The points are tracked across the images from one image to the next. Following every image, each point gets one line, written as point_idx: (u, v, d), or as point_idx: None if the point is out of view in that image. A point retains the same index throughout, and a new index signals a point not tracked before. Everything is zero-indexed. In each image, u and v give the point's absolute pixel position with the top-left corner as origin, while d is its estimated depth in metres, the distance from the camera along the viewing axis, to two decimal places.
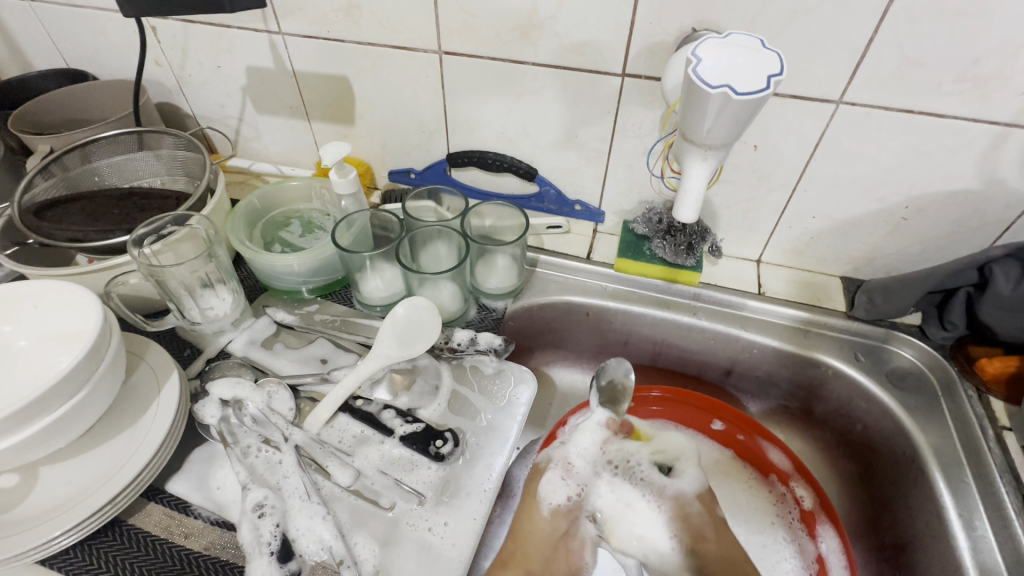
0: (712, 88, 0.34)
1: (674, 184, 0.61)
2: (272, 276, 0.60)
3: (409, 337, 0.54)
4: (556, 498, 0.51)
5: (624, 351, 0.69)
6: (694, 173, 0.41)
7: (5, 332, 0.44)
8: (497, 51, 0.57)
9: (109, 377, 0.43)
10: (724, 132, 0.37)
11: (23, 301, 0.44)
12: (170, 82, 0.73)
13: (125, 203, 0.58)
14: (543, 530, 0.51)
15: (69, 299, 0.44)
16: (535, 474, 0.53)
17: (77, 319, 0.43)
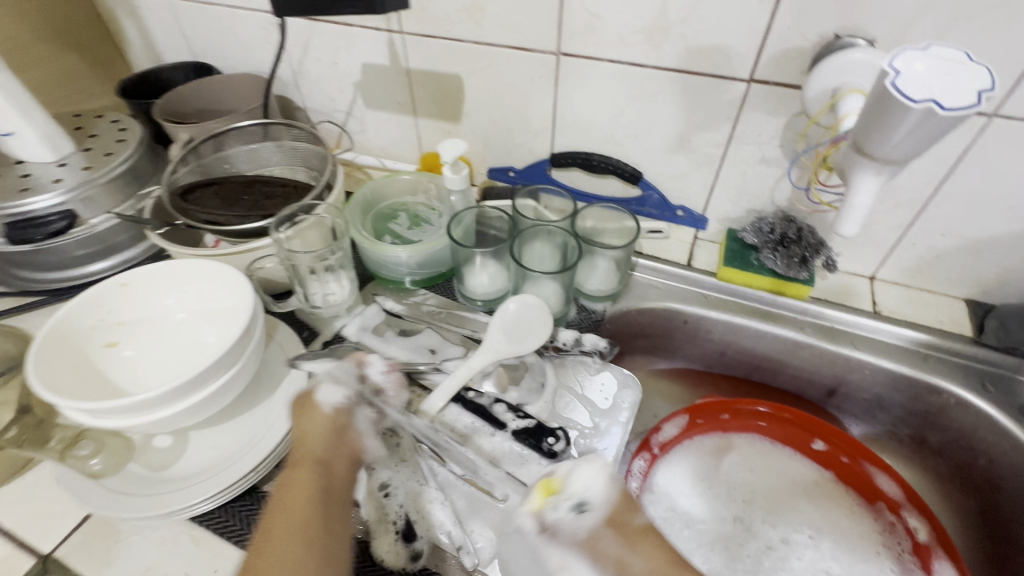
0: (913, 102, 0.33)
1: (821, 197, 0.57)
2: (383, 266, 0.63)
3: (519, 332, 0.54)
4: (332, 397, 0.45)
5: (718, 362, 0.68)
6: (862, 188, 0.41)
7: (166, 304, 0.49)
8: (617, 54, 0.57)
9: (255, 353, 0.46)
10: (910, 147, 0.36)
11: (180, 277, 0.48)
12: (288, 77, 0.77)
13: (255, 189, 0.62)
14: (316, 430, 0.44)
15: (221, 278, 0.47)
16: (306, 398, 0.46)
17: (228, 296, 0.47)
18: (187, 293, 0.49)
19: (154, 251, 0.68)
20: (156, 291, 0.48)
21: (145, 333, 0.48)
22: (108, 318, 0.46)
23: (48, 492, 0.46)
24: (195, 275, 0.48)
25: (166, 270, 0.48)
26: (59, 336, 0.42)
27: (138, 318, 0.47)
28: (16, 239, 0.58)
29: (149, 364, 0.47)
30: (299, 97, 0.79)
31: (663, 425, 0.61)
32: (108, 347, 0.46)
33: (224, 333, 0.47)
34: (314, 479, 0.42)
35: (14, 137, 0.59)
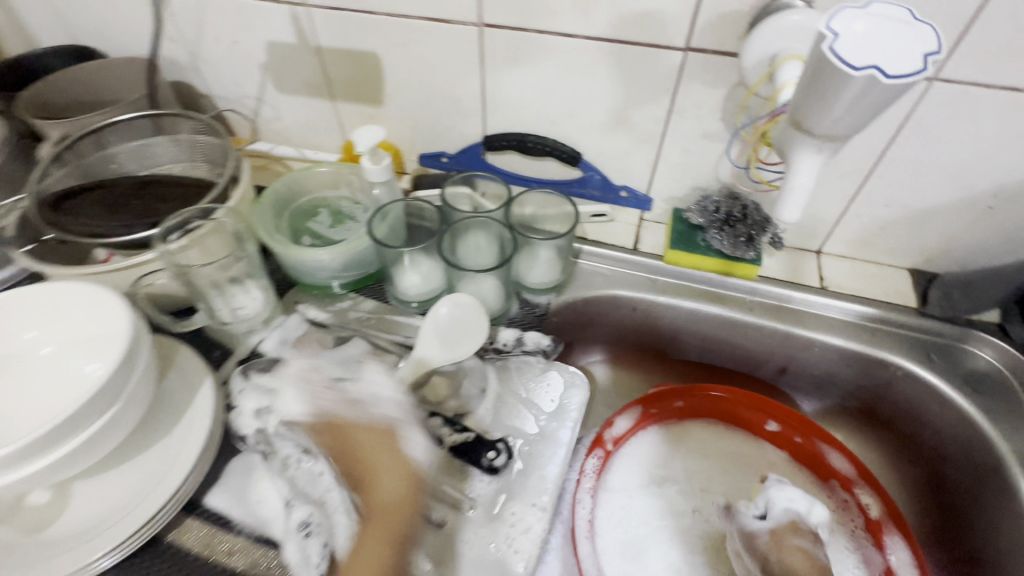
0: (855, 70, 0.30)
1: (759, 175, 0.55)
2: (303, 271, 0.57)
3: (454, 338, 0.50)
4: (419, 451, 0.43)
5: (670, 348, 0.65)
6: (803, 168, 0.38)
7: (32, 338, 0.42)
8: (545, 24, 0.52)
9: (139, 390, 0.40)
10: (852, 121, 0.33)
11: (46, 306, 0.42)
12: (183, 60, 0.68)
13: (144, 192, 0.53)
14: (376, 459, 0.43)
15: (96, 302, 0.41)
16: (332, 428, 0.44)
17: (99, 321, 0.41)
18: (53, 320, 0.42)
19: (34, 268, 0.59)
20: (15, 321, 0.42)
21: (6, 372, 0.41)
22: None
23: None
24: (60, 299, 0.42)
25: (23, 296, 0.41)
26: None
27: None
28: None
29: (11, 410, 0.40)
30: (200, 82, 0.70)
31: (614, 419, 0.59)
32: None
33: (96, 366, 0.40)
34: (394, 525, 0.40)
35: None
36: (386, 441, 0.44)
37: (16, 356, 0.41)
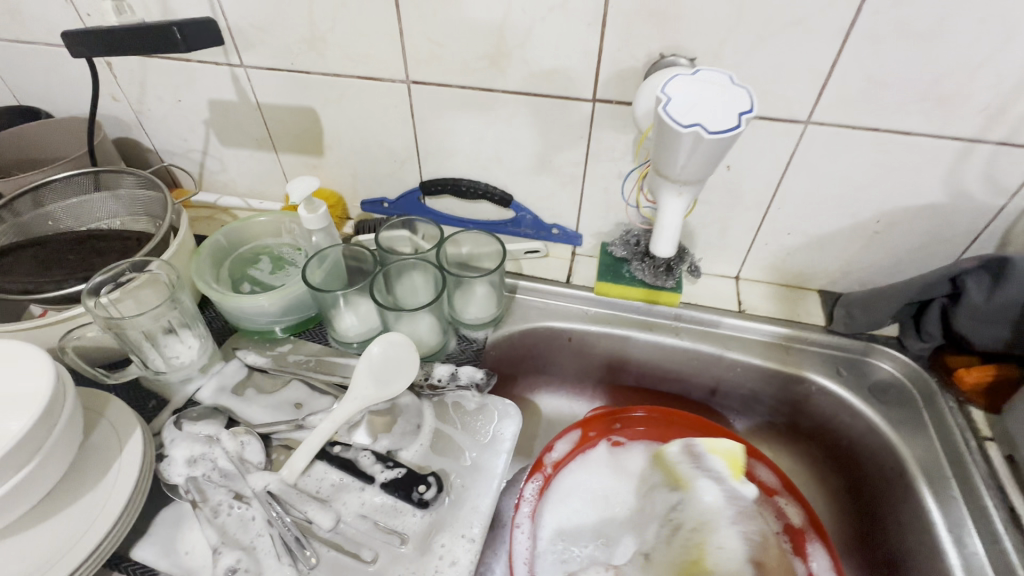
0: (684, 127, 0.36)
1: (648, 214, 0.62)
2: (241, 318, 0.58)
3: (386, 374, 0.51)
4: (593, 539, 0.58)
5: (608, 373, 0.68)
6: (669, 208, 0.44)
7: None
8: (466, 79, 0.56)
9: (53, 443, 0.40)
10: (697, 169, 0.39)
11: None
12: (129, 118, 0.71)
13: (82, 247, 0.57)
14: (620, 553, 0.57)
15: (16, 359, 0.42)
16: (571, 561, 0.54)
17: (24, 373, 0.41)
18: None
19: None
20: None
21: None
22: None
23: None
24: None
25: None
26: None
27: None
28: None
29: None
30: (146, 138, 0.73)
31: (554, 443, 0.62)
32: None
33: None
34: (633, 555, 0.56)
35: None
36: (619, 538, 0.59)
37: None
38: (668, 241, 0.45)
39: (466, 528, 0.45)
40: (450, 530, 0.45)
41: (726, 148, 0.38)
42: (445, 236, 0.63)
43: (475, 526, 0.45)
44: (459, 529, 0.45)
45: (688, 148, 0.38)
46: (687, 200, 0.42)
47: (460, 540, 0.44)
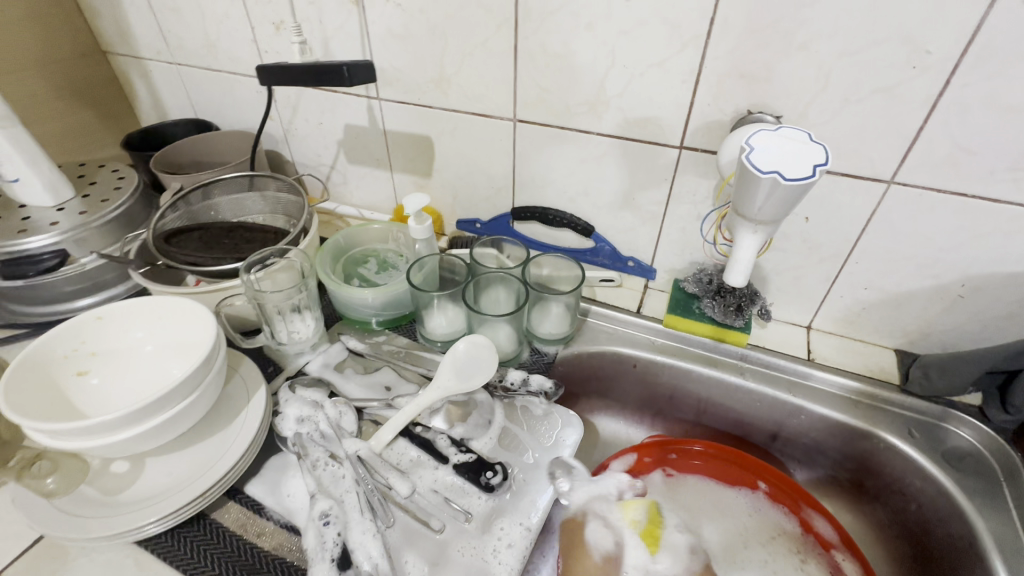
0: (763, 173, 0.40)
1: (725, 251, 0.65)
2: (349, 307, 0.67)
3: (468, 369, 0.57)
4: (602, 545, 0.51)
5: (668, 405, 0.70)
6: (746, 244, 0.47)
7: (137, 337, 0.53)
8: (566, 121, 0.64)
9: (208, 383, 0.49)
10: (772, 210, 0.43)
11: (152, 312, 0.53)
12: (278, 134, 0.86)
13: (233, 235, 0.69)
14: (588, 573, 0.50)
15: (188, 313, 0.52)
16: (575, 526, 0.53)
17: (196, 324, 0.52)
18: (156, 322, 0.53)
19: (138, 288, 0.74)
20: (137, 323, 0.53)
21: (115, 367, 0.52)
22: (80, 348, 0.50)
23: (5, 512, 0.47)
24: (166, 308, 0.53)
25: (142, 304, 0.53)
26: (33, 360, 0.47)
27: (109, 349, 0.52)
28: (8, 275, 0.64)
29: (119, 389, 0.51)
30: (288, 151, 0.88)
31: (610, 461, 0.64)
32: (77, 375, 0.49)
33: (180, 360, 0.52)
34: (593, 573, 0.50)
35: (20, 183, 0.66)
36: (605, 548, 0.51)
37: (133, 349, 0.53)
38: (740, 273, 0.49)
39: (527, 513, 0.50)
40: (513, 514, 0.50)
41: (802, 194, 0.42)
42: (529, 257, 0.70)
43: (536, 515, 0.50)
44: (521, 514, 0.50)
45: (766, 191, 0.42)
46: (762, 238, 0.45)
47: (519, 526, 0.49)
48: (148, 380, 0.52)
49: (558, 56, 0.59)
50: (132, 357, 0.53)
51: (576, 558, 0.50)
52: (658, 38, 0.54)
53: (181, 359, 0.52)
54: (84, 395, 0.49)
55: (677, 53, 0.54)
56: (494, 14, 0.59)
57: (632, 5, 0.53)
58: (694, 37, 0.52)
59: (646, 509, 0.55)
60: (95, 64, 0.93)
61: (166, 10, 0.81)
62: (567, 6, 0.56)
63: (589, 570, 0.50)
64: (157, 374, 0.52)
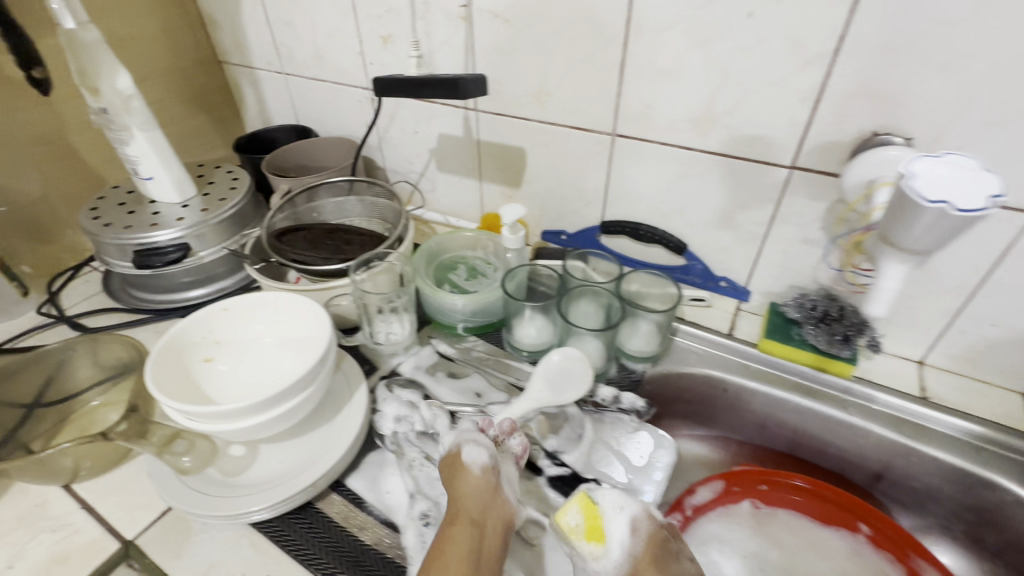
0: (928, 202, 0.38)
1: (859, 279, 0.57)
2: (440, 312, 0.69)
3: (561, 382, 0.57)
4: (477, 456, 0.48)
5: (759, 434, 0.67)
6: (889, 274, 0.46)
7: (258, 328, 0.57)
8: (669, 137, 0.63)
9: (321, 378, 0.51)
10: (929, 241, 0.41)
11: (271, 306, 0.56)
12: (373, 141, 0.90)
13: (335, 236, 0.73)
14: (468, 490, 0.46)
15: (305, 311, 0.55)
16: (452, 456, 0.49)
17: (309, 320, 0.55)
18: (273, 317, 0.57)
19: (244, 282, 0.79)
20: (255, 316, 0.57)
21: (235, 357, 0.55)
22: (207, 338, 0.54)
23: (136, 486, 0.52)
24: (282, 304, 0.56)
25: (261, 299, 0.56)
26: (171, 345, 0.51)
27: (234, 339, 0.56)
28: (141, 265, 0.70)
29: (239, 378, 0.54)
30: (380, 158, 0.92)
31: (696, 487, 0.63)
32: (205, 361, 0.53)
33: (293, 354, 0.55)
34: (476, 491, 0.46)
35: (153, 181, 0.72)
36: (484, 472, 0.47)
37: (251, 341, 0.56)
38: (884, 303, 0.46)
39: None
40: None
41: (967, 227, 0.39)
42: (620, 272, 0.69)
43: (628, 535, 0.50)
44: None
45: (925, 221, 0.40)
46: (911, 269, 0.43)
47: None
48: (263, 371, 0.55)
49: (667, 71, 0.59)
50: (252, 348, 0.56)
51: (457, 479, 0.47)
52: (779, 56, 0.52)
53: (295, 354, 0.54)
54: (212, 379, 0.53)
55: (798, 71, 0.52)
56: (604, 30, 0.60)
57: (754, 21, 0.52)
58: (819, 55, 0.51)
59: (580, 507, 0.46)
60: (213, 73, 1.01)
61: (281, 24, 0.86)
62: (682, 22, 0.55)
63: (469, 487, 0.46)
64: (272, 365, 0.55)
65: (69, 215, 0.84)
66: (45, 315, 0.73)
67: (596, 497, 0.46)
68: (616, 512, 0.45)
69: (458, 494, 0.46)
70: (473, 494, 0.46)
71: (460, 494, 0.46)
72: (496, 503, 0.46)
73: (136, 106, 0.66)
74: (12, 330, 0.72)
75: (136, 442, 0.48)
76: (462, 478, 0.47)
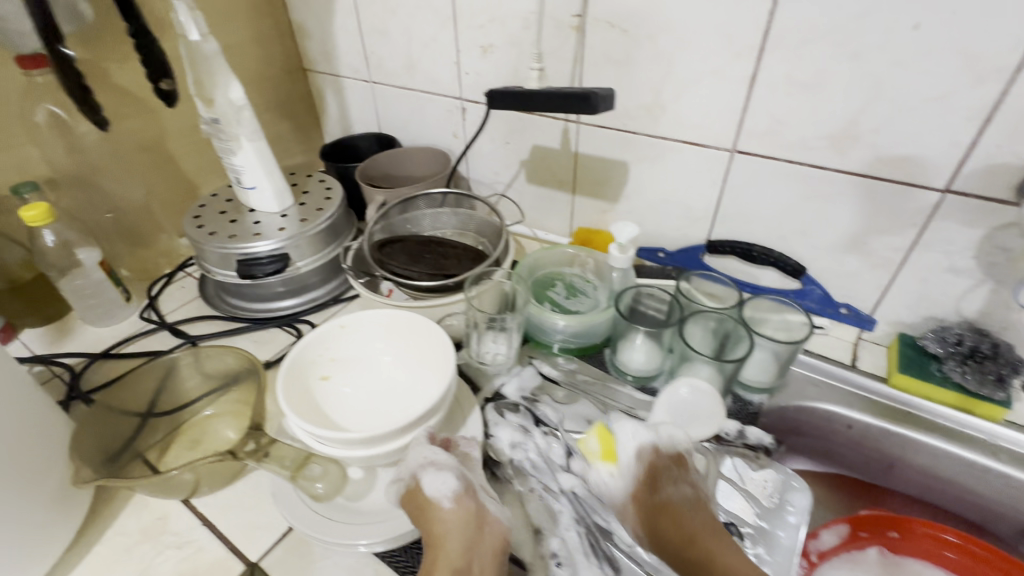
0: None
1: None
2: (542, 331, 0.67)
3: (687, 419, 0.54)
4: (444, 492, 0.47)
5: (884, 476, 0.63)
6: None
7: (378, 347, 0.56)
8: (798, 155, 0.59)
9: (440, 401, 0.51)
10: None
11: (386, 322, 0.56)
12: (460, 151, 0.89)
13: (433, 249, 0.71)
14: (446, 526, 0.46)
15: (424, 331, 0.54)
16: (414, 494, 0.47)
17: (427, 341, 0.54)
18: (385, 332, 0.56)
19: (335, 293, 0.78)
20: (367, 332, 0.56)
21: (348, 372, 0.55)
22: (323, 355, 0.54)
23: (256, 503, 0.51)
24: (397, 321, 0.55)
25: (375, 314, 0.55)
26: (295, 365, 0.51)
27: (350, 358, 0.55)
28: (242, 274, 0.70)
29: (355, 394, 0.54)
30: (466, 168, 0.90)
31: (819, 531, 0.59)
32: (323, 380, 0.53)
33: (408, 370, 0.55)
34: (458, 535, 0.46)
35: (255, 191, 0.72)
36: (454, 510, 0.47)
37: (363, 355, 0.56)
38: None
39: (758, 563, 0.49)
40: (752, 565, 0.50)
41: None
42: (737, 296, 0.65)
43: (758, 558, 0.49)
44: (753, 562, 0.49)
45: None
46: None
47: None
48: (376, 386, 0.55)
49: (806, 86, 0.55)
50: (374, 366, 0.56)
51: (429, 519, 0.46)
52: (945, 71, 0.48)
53: (422, 375, 0.54)
54: (336, 399, 0.53)
55: (967, 89, 0.48)
56: (736, 41, 0.56)
57: (920, 33, 0.48)
58: (995, 71, 0.46)
59: (596, 435, 0.54)
60: (298, 80, 1.02)
61: (374, 33, 0.86)
62: (831, 34, 0.51)
63: (446, 523, 0.46)
64: (385, 381, 0.55)
65: (164, 221, 0.85)
66: (147, 320, 0.74)
67: (612, 428, 0.54)
68: (628, 440, 0.54)
69: (437, 539, 0.46)
70: (454, 539, 0.46)
71: (437, 543, 0.46)
72: (484, 534, 0.47)
73: (247, 117, 0.66)
74: (116, 335, 0.73)
75: (272, 468, 0.47)
76: (430, 520, 0.46)
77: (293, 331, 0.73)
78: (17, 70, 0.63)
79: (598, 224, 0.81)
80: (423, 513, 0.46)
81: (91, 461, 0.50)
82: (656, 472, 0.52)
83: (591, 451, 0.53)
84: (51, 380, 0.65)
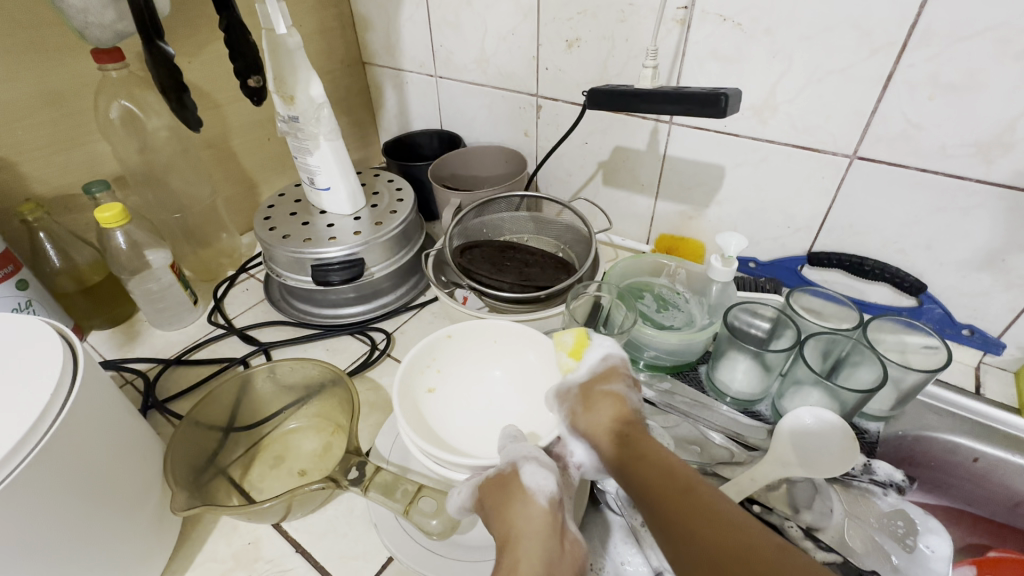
0: None
1: None
2: (636, 347, 0.63)
3: (815, 453, 0.49)
4: (540, 486, 0.40)
5: (1014, 515, 0.58)
6: None
7: (496, 372, 0.58)
8: (934, 163, 0.54)
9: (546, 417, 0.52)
10: None
11: (487, 338, 0.59)
12: (530, 150, 0.85)
13: (513, 257, 0.68)
14: (532, 527, 0.37)
15: (532, 345, 0.56)
16: (506, 481, 0.41)
17: (531, 351, 0.57)
18: (487, 345, 0.59)
19: (405, 299, 0.75)
20: (473, 345, 0.58)
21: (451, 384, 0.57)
22: (430, 366, 0.56)
23: (349, 530, 0.48)
24: (500, 333, 0.58)
25: (479, 327, 0.58)
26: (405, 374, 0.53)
27: (457, 372, 0.57)
28: (316, 280, 0.66)
29: (462, 405, 0.56)
30: (536, 168, 0.86)
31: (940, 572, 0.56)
32: (428, 392, 0.55)
33: (508, 382, 0.57)
34: (545, 541, 0.37)
35: (328, 192, 0.69)
36: (539, 514, 0.38)
37: (466, 368, 0.58)
38: None
39: None
40: None
41: None
42: (862, 318, 0.59)
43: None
44: None
45: None
46: None
47: None
48: (477, 397, 0.57)
49: (953, 87, 0.50)
50: (489, 387, 0.58)
51: (515, 508, 0.39)
52: None
53: (532, 400, 0.55)
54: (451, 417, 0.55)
55: None
56: (872, 36, 0.51)
57: None
58: None
59: (574, 331, 0.53)
60: (356, 74, 0.98)
61: (444, 25, 0.82)
62: (993, 28, 0.46)
63: (528, 520, 0.38)
64: (491, 395, 0.57)
65: (226, 220, 0.83)
66: (215, 324, 0.72)
67: (591, 332, 0.53)
68: (600, 345, 0.51)
69: (513, 541, 0.37)
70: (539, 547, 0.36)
71: (517, 543, 0.37)
72: (565, 554, 0.37)
73: (326, 114, 0.63)
74: (183, 340, 0.71)
75: (384, 500, 0.44)
76: (511, 513, 0.39)
77: (365, 340, 0.70)
78: (92, 64, 0.61)
79: (682, 230, 0.76)
80: (504, 503, 0.40)
81: (185, 486, 0.47)
82: (615, 372, 0.48)
83: (564, 342, 0.52)
84: (123, 386, 0.64)
